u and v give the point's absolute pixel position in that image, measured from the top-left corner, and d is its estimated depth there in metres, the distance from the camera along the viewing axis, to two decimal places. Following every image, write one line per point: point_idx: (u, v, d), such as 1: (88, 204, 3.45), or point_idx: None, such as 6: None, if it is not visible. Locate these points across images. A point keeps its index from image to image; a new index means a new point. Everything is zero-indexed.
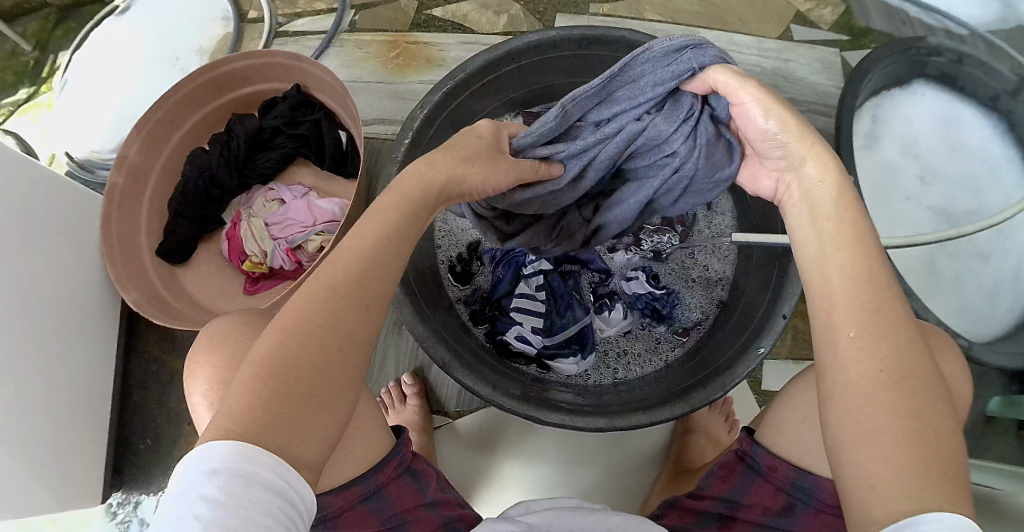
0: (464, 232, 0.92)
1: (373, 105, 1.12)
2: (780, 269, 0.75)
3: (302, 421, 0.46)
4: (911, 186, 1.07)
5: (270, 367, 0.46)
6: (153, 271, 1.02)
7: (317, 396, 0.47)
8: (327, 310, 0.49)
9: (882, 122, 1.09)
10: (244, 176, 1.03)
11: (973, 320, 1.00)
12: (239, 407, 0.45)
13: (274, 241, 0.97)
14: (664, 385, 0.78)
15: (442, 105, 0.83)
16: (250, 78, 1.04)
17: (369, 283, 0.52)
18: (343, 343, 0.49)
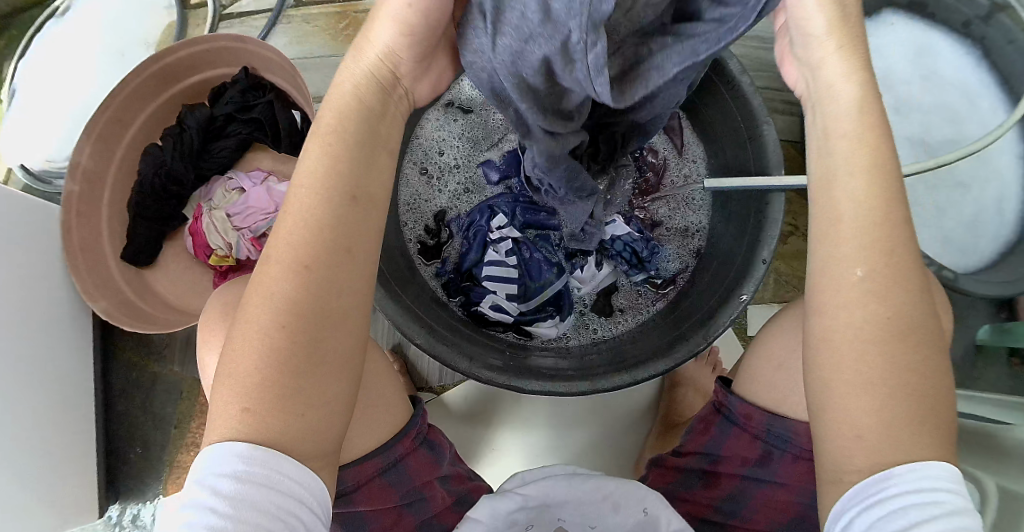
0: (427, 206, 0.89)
1: (326, 78, 1.07)
2: (755, 213, 0.72)
3: (291, 419, 0.45)
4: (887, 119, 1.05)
5: (242, 375, 0.45)
6: (120, 276, 0.99)
7: (304, 387, 0.46)
8: (280, 296, 0.46)
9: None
10: (201, 168, 0.99)
11: (956, 250, 0.99)
12: (230, 418, 0.45)
13: (238, 232, 0.94)
14: (647, 341, 0.76)
15: None
16: (197, 66, 1.00)
17: (313, 246, 0.47)
18: (306, 333, 0.46)
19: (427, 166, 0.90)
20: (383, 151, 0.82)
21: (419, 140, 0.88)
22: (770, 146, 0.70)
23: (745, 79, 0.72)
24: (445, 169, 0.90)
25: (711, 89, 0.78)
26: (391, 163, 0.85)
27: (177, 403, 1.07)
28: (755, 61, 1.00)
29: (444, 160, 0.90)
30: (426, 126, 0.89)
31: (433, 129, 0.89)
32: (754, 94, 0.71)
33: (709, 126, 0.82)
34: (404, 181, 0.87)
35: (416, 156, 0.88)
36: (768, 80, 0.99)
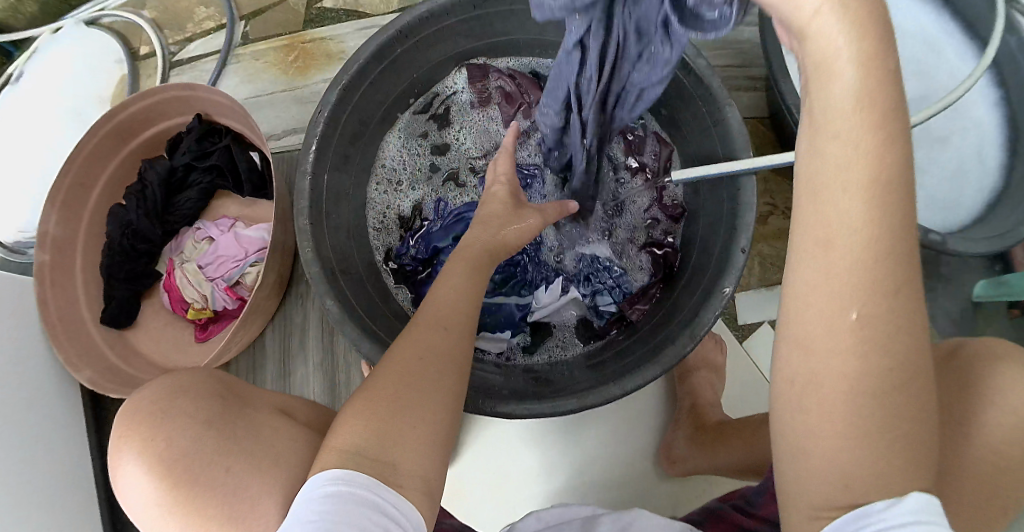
0: (396, 210, 0.92)
1: (282, 115, 1.05)
2: (729, 201, 0.70)
3: (398, 431, 0.52)
4: None
5: (366, 410, 0.53)
6: (102, 341, 0.96)
7: (402, 409, 0.54)
8: (421, 340, 0.59)
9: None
10: (167, 222, 0.98)
11: (938, 209, 0.95)
12: (346, 434, 0.52)
13: (211, 283, 0.93)
14: (633, 350, 0.73)
15: (341, 104, 0.78)
16: (151, 119, 0.98)
17: (453, 320, 0.61)
18: (423, 388, 0.55)
19: (392, 179, 0.92)
20: (345, 183, 0.83)
21: (382, 158, 0.91)
22: (734, 126, 0.68)
23: (700, 61, 0.68)
24: (413, 176, 0.93)
25: (667, 74, 0.75)
26: (358, 192, 0.86)
27: None
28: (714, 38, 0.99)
29: (409, 170, 0.93)
30: (394, 137, 0.92)
31: (401, 143, 0.92)
32: (712, 74, 0.68)
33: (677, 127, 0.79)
34: (368, 195, 0.90)
35: (379, 169, 0.91)
36: (729, 57, 0.98)
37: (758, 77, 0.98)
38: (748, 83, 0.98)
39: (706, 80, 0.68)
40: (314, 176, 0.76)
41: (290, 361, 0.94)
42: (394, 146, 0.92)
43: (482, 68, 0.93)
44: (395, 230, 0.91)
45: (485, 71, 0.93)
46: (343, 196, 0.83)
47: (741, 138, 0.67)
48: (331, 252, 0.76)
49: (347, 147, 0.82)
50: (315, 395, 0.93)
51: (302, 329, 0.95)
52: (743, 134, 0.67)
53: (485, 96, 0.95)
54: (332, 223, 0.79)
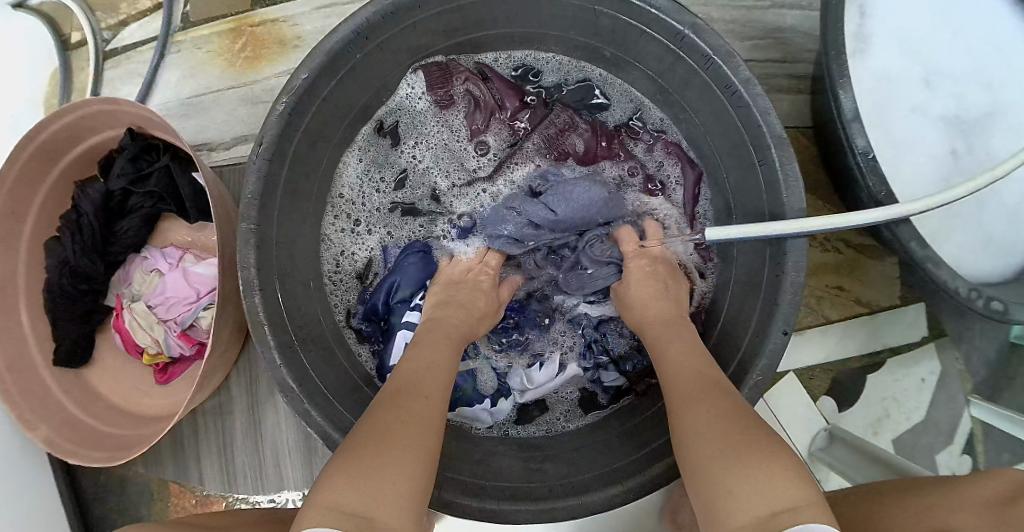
0: (357, 254, 0.80)
1: (231, 120, 0.90)
2: (772, 270, 0.62)
3: (380, 462, 0.48)
4: (912, 93, 0.79)
5: (352, 442, 0.50)
6: (58, 388, 0.87)
7: (390, 441, 0.50)
8: (402, 399, 0.54)
9: (870, 15, 0.79)
10: (110, 254, 0.87)
11: (998, 253, 0.78)
12: (333, 465, 0.49)
13: (164, 326, 0.82)
14: (649, 432, 0.64)
15: (287, 132, 0.64)
16: (79, 136, 0.84)
17: (432, 383, 0.57)
18: (406, 425, 0.51)
19: (352, 216, 0.79)
20: (298, 224, 0.71)
21: (341, 189, 0.78)
22: (786, 180, 0.60)
23: (752, 90, 0.60)
24: (378, 213, 0.80)
25: (705, 93, 0.66)
26: (311, 234, 0.74)
27: (149, 506, 0.92)
28: (748, 28, 0.84)
29: (373, 204, 0.80)
30: (352, 160, 0.77)
31: (361, 166, 0.79)
32: (769, 113, 0.60)
33: (711, 144, 0.71)
34: (324, 238, 0.77)
35: (336, 204, 0.78)
36: (772, 48, 0.84)
37: (804, 76, 0.84)
38: (794, 83, 0.84)
39: (760, 115, 0.60)
40: (258, 226, 0.64)
41: (259, 410, 0.85)
42: (353, 176, 0.78)
43: (444, 68, 0.78)
44: (354, 273, 0.79)
45: (448, 71, 0.78)
46: (298, 241, 0.71)
47: (796, 192, 0.59)
48: (287, 318, 0.66)
49: (298, 183, 0.69)
50: (290, 446, 0.85)
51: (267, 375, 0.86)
52: (796, 181, 0.59)
53: (449, 103, 0.80)
54: (287, 280, 0.68)
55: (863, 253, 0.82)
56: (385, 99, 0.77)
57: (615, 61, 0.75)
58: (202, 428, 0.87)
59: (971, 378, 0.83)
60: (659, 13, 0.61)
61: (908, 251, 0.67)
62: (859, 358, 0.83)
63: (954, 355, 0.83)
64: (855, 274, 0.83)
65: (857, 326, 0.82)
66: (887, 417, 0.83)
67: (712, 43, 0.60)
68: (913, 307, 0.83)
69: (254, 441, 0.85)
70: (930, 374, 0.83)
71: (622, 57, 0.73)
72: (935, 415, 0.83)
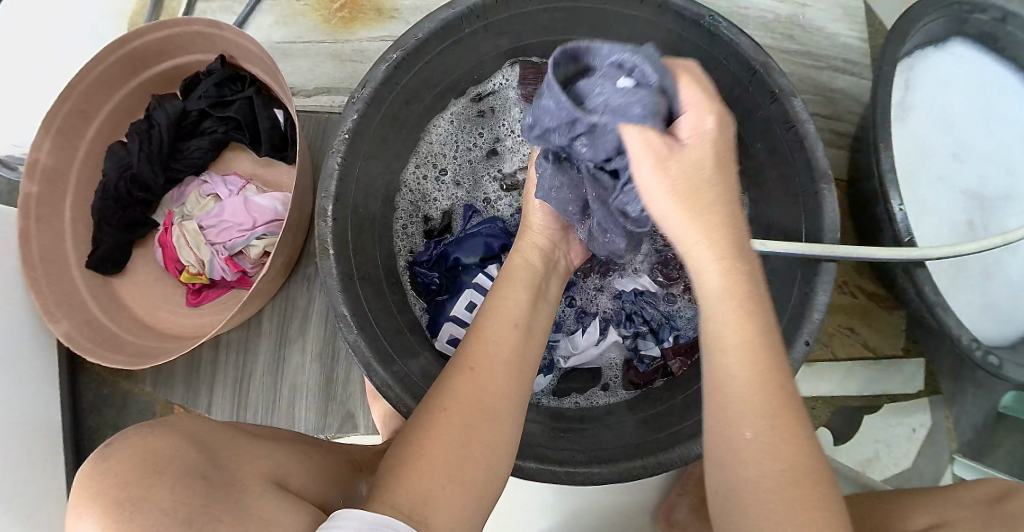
0: (431, 206, 0.85)
1: (315, 68, 0.94)
2: (802, 287, 0.65)
3: (433, 474, 0.48)
4: (940, 165, 0.87)
5: (409, 443, 0.50)
6: (85, 288, 0.87)
7: (442, 446, 0.50)
8: (449, 388, 0.54)
9: (914, 88, 0.87)
10: (172, 170, 0.89)
11: (1000, 319, 0.85)
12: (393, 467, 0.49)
13: (211, 248, 0.84)
14: (670, 419, 0.67)
15: (389, 82, 0.69)
16: (167, 52, 0.87)
17: (483, 360, 0.55)
18: (467, 426, 0.51)
19: (430, 172, 0.84)
20: (378, 170, 0.75)
21: (425, 146, 0.83)
22: (825, 211, 0.65)
23: (808, 126, 0.66)
24: (457, 175, 0.85)
25: (764, 126, 0.72)
26: (388, 184, 0.78)
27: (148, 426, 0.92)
28: (805, 86, 0.91)
29: (452, 166, 0.85)
30: (440, 126, 0.83)
31: (450, 130, 0.84)
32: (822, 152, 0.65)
33: (761, 174, 0.76)
34: (402, 187, 0.82)
35: (419, 159, 0.83)
36: (821, 108, 0.91)
37: (844, 134, 0.91)
38: (833, 139, 0.91)
39: (809, 151, 0.66)
40: (346, 160, 0.68)
41: (286, 346, 0.87)
42: (439, 136, 0.84)
43: (537, 68, 0.83)
44: (423, 227, 0.84)
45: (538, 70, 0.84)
46: (375, 185, 0.75)
47: (832, 220, 0.65)
48: (351, 252, 0.69)
49: (387, 131, 0.74)
50: (308, 387, 0.86)
51: (303, 313, 0.88)
52: (837, 215, 0.64)
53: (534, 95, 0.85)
54: (358, 219, 0.72)
55: (875, 303, 0.88)
56: (481, 79, 0.83)
57: None
58: (222, 360, 0.88)
59: (957, 437, 0.87)
60: (739, 48, 0.68)
61: (922, 296, 0.72)
62: (859, 399, 0.87)
63: (943, 413, 0.87)
64: (866, 320, 0.88)
65: (859, 369, 0.87)
66: (875, 459, 0.87)
67: (779, 82, 0.67)
68: (913, 361, 0.88)
69: (274, 378, 0.87)
70: (920, 426, 0.87)
71: None
72: (920, 466, 0.86)
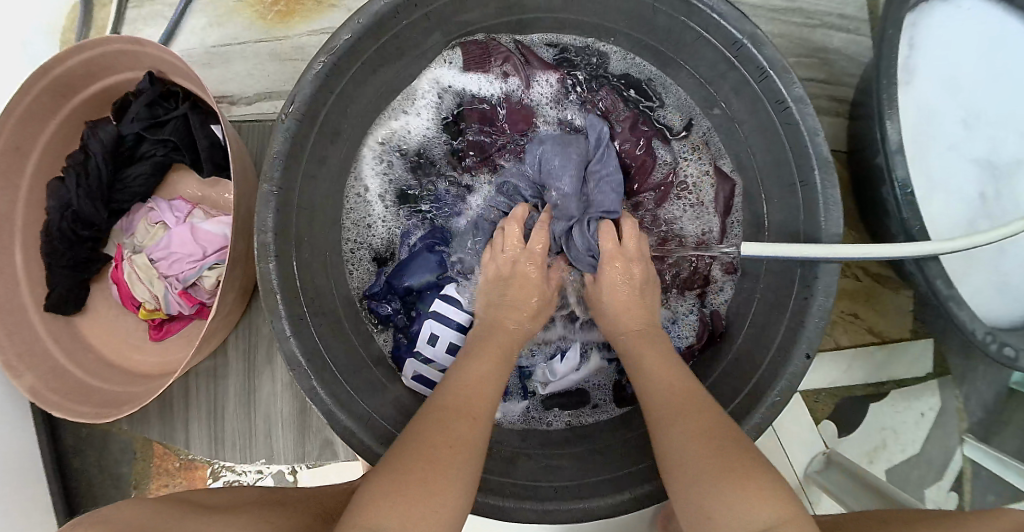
0: (383, 220, 0.77)
1: (255, 73, 0.87)
2: (799, 293, 0.60)
3: (425, 511, 0.45)
4: (950, 132, 0.74)
5: (401, 476, 0.47)
6: (47, 334, 0.84)
7: (434, 481, 0.47)
8: (451, 419, 0.51)
9: (916, 47, 0.75)
10: (115, 201, 0.83)
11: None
12: (381, 504, 0.45)
13: (164, 282, 0.79)
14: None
15: (322, 93, 0.62)
16: (93, 74, 0.80)
17: (478, 400, 0.54)
18: (462, 458, 0.49)
19: (378, 182, 0.76)
20: (323, 187, 0.69)
21: (370, 153, 0.75)
22: (828, 202, 0.59)
23: (798, 107, 0.58)
24: (406, 181, 0.78)
25: (753, 105, 0.65)
26: (337, 200, 0.72)
27: (131, 463, 0.90)
28: (796, 44, 0.81)
29: (400, 173, 0.78)
30: (387, 126, 0.75)
31: (394, 134, 0.76)
32: (817, 136, 0.58)
33: (750, 156, 0.69)
34: (348, 202, 0.75)
35: (365, 168, 0.75)
36: (814, 67, 0.81)
37: (844, 100, 0.81)
38: (833, 106, 0.81)
39: (809, 137, 0.58)
40: (283, 187, 0.62)
41: (257, 377, 0.83)
42: (387, 141, 0.76)
43: (484, 47, 0.76)
44: (378, 241, 0.77)
45: (487, 51, 0.76)
46: (322, 205, 0.69)
47: (833, 218, 0.58)
48: (302, 287, 0.64)
49: (326, 144, 0.67)
50: (285, 418, 0.82)
51: (269, 341, 0.83)
52: (837, 207, 0.58)
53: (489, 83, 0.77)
54: (305, 247, 0.66)
55: (881, 284, 0.81)
56: (425, 69, 0.75)
57: (667, 62, 0.73)
58: (193, 387, 0.84)
59: (969, 418, 0.81)
60: (719, 19, 0.59)
61: (933, 289, 0.65)
62: (866, 388, 0.81)
63: (953, 394, 0.81)
64: (870, 302, 0.81)
65: (867, 357, 0.80)
66: (883, 447, 0.81)
67: (768, 57, 0.59)
68: (920, 342, 0.81)
69: (247, 409, 0.83)
70: (929, 410, 0.81)
71: (674, 58, 0.71)
72: (929, 449, 0.81)
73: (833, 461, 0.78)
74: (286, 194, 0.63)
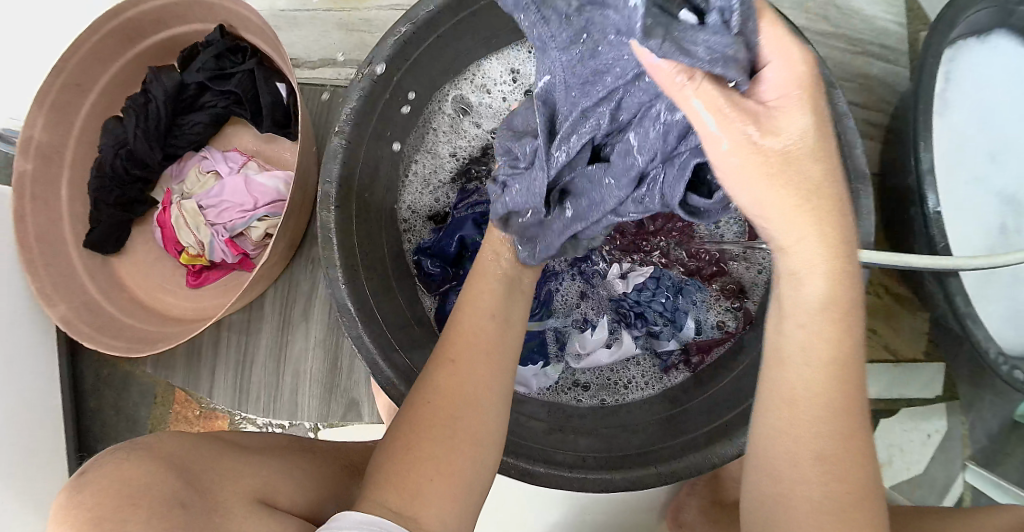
0: (439, 181, 0.81)
1: (318, 39, 0.89)
2: None
3: (418, 482, 0.47)
4: (978, 166, 0.79)
5: (400, 450, 0.49)
6: (84, 270, 0.85)
7: (422, 451, 0.48)
8: (431, 381, 0.52)
9: (953, 81, 0.79)
10: (169, 145, 0.85)
11: None
12: (381, 480, 0.48)
13: (211, 229, 0.81)
14: (690, 423, 0.66)
15: (398, 58, 0.65)
16: (163, 22, 0.82)
17: (467, 352, 0.53)
18: (451, 418, 0.50)
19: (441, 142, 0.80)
20: (383, 151, 0.71)
21: (438, 115, 0.79)
22: (864, 213, 0.62)
23: (841, 113, 0.61)
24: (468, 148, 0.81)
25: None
26: (396, 165, 0.75)
27: (151, 407, 0.92)
28: (839, 69, 0.86)
29: (464, 138, 0.81)
30: (458, 92, 0.79)
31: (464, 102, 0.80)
32: (855, 143, 0.61)
33: None
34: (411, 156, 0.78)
35: (429, 127, 0.79)
36: (854, 93, 0.86)
37: (879, 125, 0.86)
38: (867, 129, 0.86)
39: (847, 143, 0.61)
40: (351, 143, 0.64)
41: (289, 332, 0.85)
42: (456, 106, 0.80)
43: None
44: (428, 199, 0.80)
45: None
46: (381, 167, 0.72)
47: (869, 227, 0.61)
48: (358, 241, 0.66)
49: (391, 110, 0.69)
50: (313, 374, 0.84)
51: (307, 297, 0.85)
52: (871, 216, 0.61)
53: None
54: (362, 204, 0.68)
55: (900, 306, 0.84)
56: (503, 49, 0.78)
57: None
58: (224, 341, 0.86)
59: (970, 443, 0.84)
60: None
61: (952, 305, 0.69)
62: (877, 403, 0.84)
63: (959, 419, 0.84)
64: (890, 321, 0.84)
65: (882, 373, 0.84)
66: (888, 464, 0.84)
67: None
68: (931, 365, 0.84)
69: (276, 362, 0.85)
70: (936, 432, 0.84)
71: None
72: (931, 470, 0.84)
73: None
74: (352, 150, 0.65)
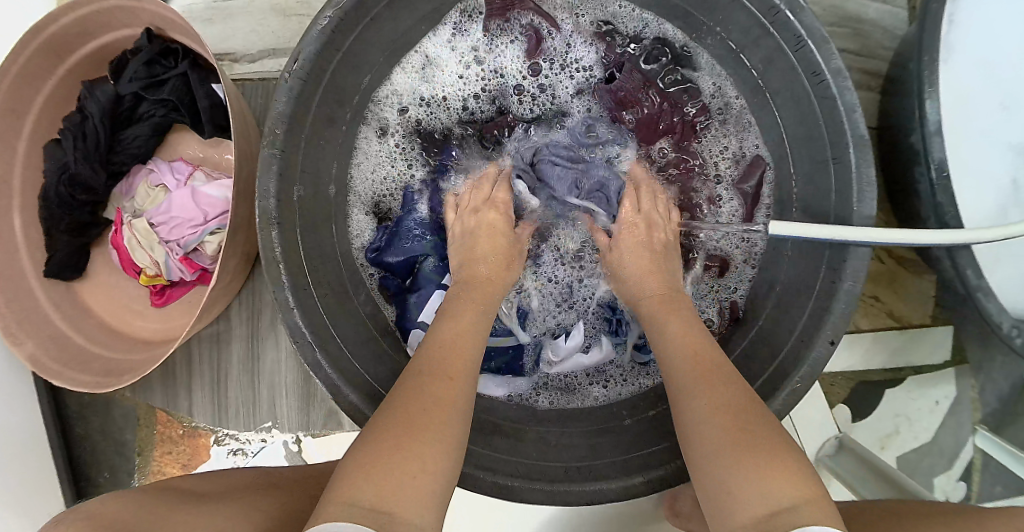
0: (398, 173, 0.75)
1: (260, 33, 0.83)
2: (824, 276, 0.58)
3: (393, 482, 0.43)
4: (987, 112, 0.71)
5: (367, 455, 0.45)
6: (48, 300, 0.82)
7: (413, 455, 0.45)
8: (406, 398, 0.49)
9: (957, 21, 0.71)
10: (114, 163, 0.81)
11: None
12: (358, 482, 0.43)
13: (164, 248, 0.78)
14: (675, 423, 0.62)
15: (327, 50, 0.59)
16: (90, 31, 0.77)
17: (439, 371, 0.52)
18: (428, 427, 0.47)
19: (393, 126, 0.75)
20: (327, 155, 0.66)
21: (390, 98, 0.74)
22: (858, 180, 0.56)
23: (833, 75, 0.55)
24: (428, 132, 0.76)
25: (786, 74, 0.61)
26: (346, 164, 0.70)
27: (135, 430, 0.90)
28: (827, 12, 0.77)
29: (425, 122, 0.76)
30: (405, 73, 0.73)
31: (412, 82, 0.74)
32: (855, 109, 0.55)
33: (776, 128, 0.67)
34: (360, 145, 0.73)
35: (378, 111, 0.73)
36: (845, 38, 0.77)
37: (876, 73, 0.78)
38: (861, 79, 0.78)
39: (844, 110, 0.55)
40: (287, 152, 0.59)
41: (260, 346, 0.82)
42: (406, 87, 0.74)
43: None
44: (382, 193, 0.75)
45: (509, 3, 0.73)
46: (327, 172, 0.67)
47: (864, 199, 0.55)
48: (306, 258, 0.62)
49: (329, 111, 0.64)
50: (289, 387, 0.82)
51: (275, 308, 0.82)
52: (870, 188, 0.55)
53: (504, 36, 0.74)
54: (309, 214, 0.64)
55: (904, 267, 0.78)
56: (438, 23, 0.72)
57: (695, 27, 0.70)
58: (197, 359, 0.83)
59: (983, 409, 0.79)
60: None
61: (962, 278, 0.63)
62: (882, 373, 0.79)
63: (970, 384, 0.79)
64: (893, 286, 0.79)
65: (887, 340, 0.79)
66: (895, 434, 0.79)
67: (807, 24, 0.55)
68: (940, 329, 0.79)
69: (251, 378, 0.82)
70: (945, 398, 0.79)
71: (703, 22, 0.68)
72: (941, 439, 0.79)
73: (845, 447, 0.76)
74: (293, 159, 0.60)
